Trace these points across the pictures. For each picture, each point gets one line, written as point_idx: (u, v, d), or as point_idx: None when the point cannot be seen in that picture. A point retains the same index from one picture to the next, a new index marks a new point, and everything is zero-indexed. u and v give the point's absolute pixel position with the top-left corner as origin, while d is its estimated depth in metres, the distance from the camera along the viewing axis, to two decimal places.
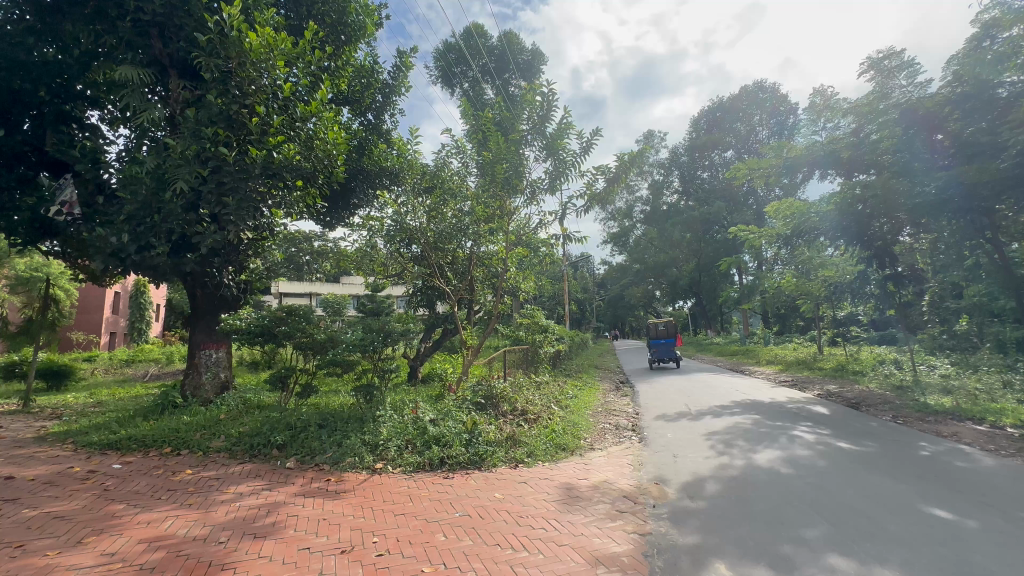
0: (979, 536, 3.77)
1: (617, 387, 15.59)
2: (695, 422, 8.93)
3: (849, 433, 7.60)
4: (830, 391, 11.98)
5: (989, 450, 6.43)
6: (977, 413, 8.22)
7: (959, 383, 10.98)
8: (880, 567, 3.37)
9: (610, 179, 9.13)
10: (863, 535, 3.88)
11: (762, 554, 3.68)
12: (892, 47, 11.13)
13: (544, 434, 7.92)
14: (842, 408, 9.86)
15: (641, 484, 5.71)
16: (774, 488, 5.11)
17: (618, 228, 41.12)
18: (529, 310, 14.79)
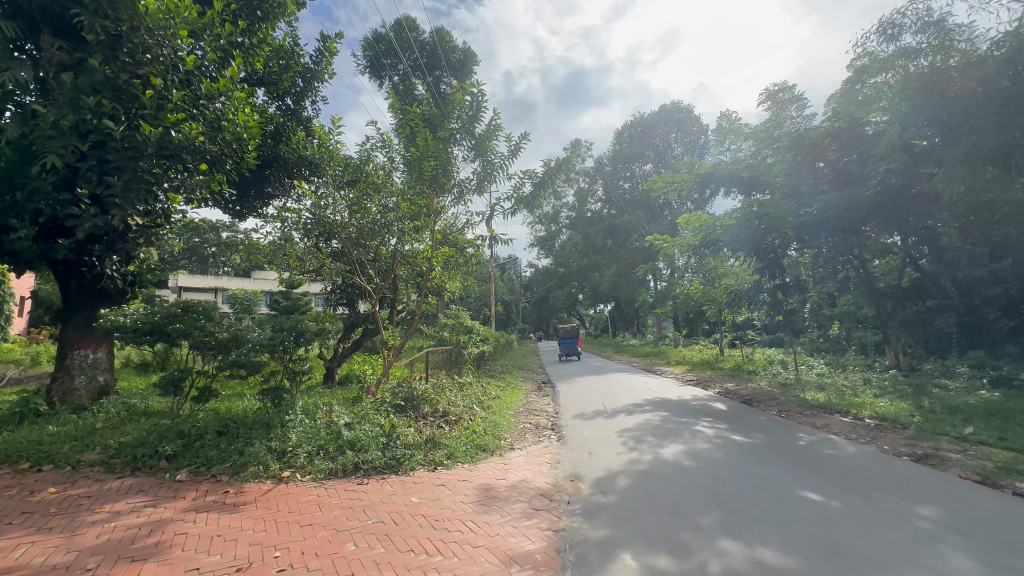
0: (841, 515, 4.31)
1: (539, 387, 15.94)
2: (610, 420, 9.36)
3: (742, 427, 8.39)
4: (728, 389, 13.18)
5: (852, 438, 7.39)
6: (844, 407, 9.47)
7: (832, 381, 12.54)
8: (762, 548, 3.73)
9: (538, 183, 9.31)
10: (749, 520, 4.28)
11: (664, 543, 3.94)
12: (786, 81, 12.46)
13: (464, 435, 7.87)
14: (737, 404, 10.88)
15: (557, 482, 5.87)
16: (677, 481, 5.47)
17: (545, 232, 42.19)
18: (454, 310, 14.68)
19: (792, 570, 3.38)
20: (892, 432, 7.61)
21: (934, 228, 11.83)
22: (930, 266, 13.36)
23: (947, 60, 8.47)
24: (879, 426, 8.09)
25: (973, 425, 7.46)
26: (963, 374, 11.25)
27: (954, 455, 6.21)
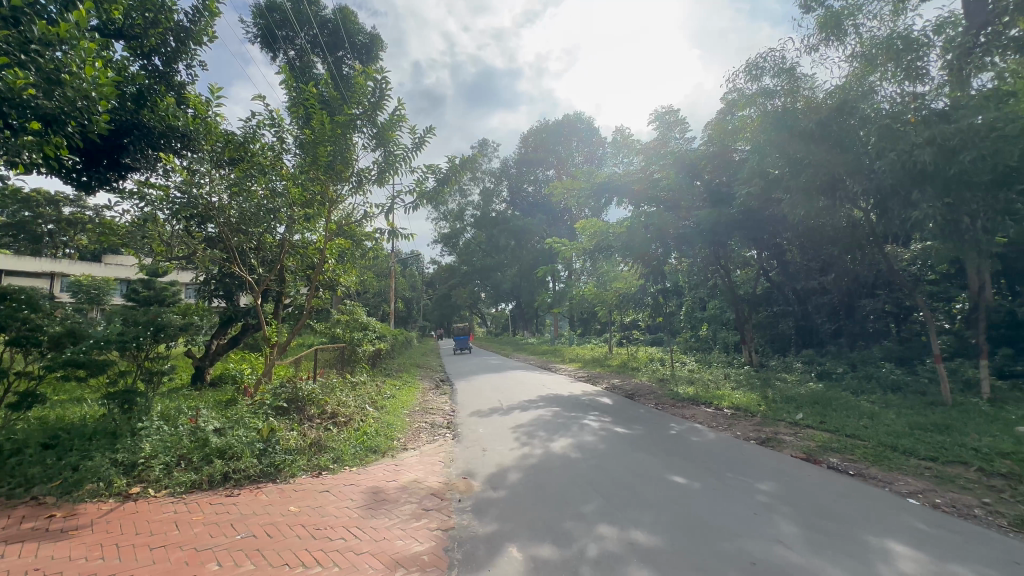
0: (700, 494, 4.88)
1: (437, 385, 15.81)
2: (505, 416, 9.57)
3: (624, 419, 9.11)
4: (614, 384, 14.23)
5: (713, 426, 8.41)
6: (708, 399, 10.74)
7: (700, 376, 14.15)
8: (634, 530, 4.07)
9: (441, 179, 9.16)
10: (625, 504, 4.64)
11: (548, 533, 4.11)
12: (672, 105, 13.68)
13: (354, 437, 7.49)
14: (621, 398, 11.78)
15: (449, 480, 5.85)
16: (564, 472, 5.76)
17: (450, 229, 41.89)
18: (350, 306, 13.91)
19: (658, 548, 3.73)
20: (743, 419, 8.79)
21: (782, 245, 13.90)
22: (778, 277, 15.67)
23: (795, 103, 10.02)
24: (734, 415, 9.30)
25: (803, 412, 8.89)
26: (798, 369, 13.40)
27: (787, 437, 7.35)
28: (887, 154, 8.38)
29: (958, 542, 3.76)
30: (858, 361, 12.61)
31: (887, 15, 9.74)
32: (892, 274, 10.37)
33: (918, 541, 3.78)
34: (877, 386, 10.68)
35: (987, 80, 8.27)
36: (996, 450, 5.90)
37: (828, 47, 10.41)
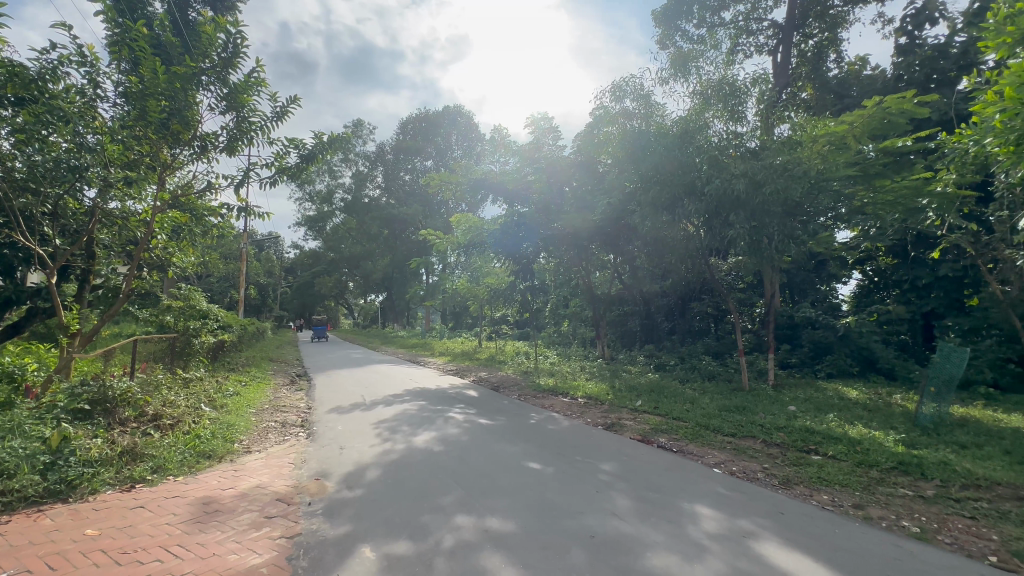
0: (552, 477, 5.25)
1: (292, 380, 14.48)
2: (367, 412, 9.16)
3: (488, 411, 9.39)
4: (482, 377, 14.59)
5: (568, 415, 9.13)
6: (565, 389, 11.62)
7: (559, 368, 15.26)
8: (490, 517, 4.21)
9: (305, 155, 8.34)
10: (483, 493, 4.78)
11: (405, 528, 4.04)
12: (547, 113, 14.37)
13: (183, 442, 6.48)
14: (486, 391, 12.12)
15: (299, 483, 5.39)
16: (426, 466, 5.71)
17: (316, 212, 38.68)
18: (186, 291, 11.96)
19: (511, 532, 3.91)
20: (594, 407, 9.71)
21: (633, 253, 15.61)
22: (628, 280, 17.59)
23: (649, 126, 11.27)
24: (587, 403, 10.21)
25: (642, 399, 10.14)
26: (640, 362, 15.24)
27: (628, 422, 8.31)
28: (714, 181, 9.93)
29: (744, 501, 4.65)
30: (686, 354, 14.82)
31: (720, 63, 11.58)
32: (713, 282, 12.39)
33: (718, 503, 4.56)
34: (698, 375, 12.67)
35: (784, 130, 10.33)
36: (775, 425, 7.41)
37: (677, 82, 11.95)
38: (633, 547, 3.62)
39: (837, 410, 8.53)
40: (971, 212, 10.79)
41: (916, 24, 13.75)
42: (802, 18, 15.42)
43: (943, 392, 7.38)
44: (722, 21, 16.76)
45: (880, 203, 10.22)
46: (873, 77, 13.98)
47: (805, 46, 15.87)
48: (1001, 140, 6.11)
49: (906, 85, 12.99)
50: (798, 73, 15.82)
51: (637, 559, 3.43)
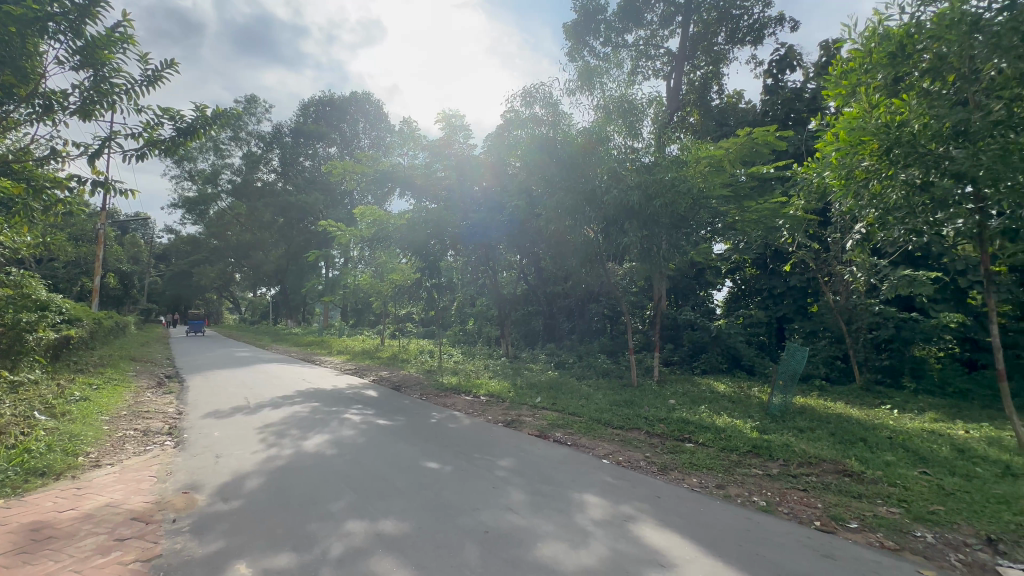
0: (450, 476, 5.23)
1: (160, 382, 12.77)
2: (250, 416, 8.38)
3: (387, 411, 9.11)
4: (382, 376, 14.11)
5: (469, 413, 9.16)
6: (468, 387, 11.68)
7: (464, 367, 15.27)
8: (383, 520, 4.08)
9: (183, 129, 7.37)
10: (377, 496, 4.62)
11: (288, 539, 3.77)
12: (458, 109, 14.32)
13: (4, 459, 5.37)
14: (387, 390, 11.74)
15: (162, 498, 4.76)
16: (316, 471, 5.38)
17: (197, 193, 34.58)
18: (20, 275, 10.06)
19: (404, 534, 3.83)
20: (495, 405, 9.87)
21: (538, 255, 16.16)
22: (533, 281, 18.17)
23: (556, 134, 11.71)
24: (488, 401, 10.36)
25: (541, 396, 10.52)
26: (541, 360, 15.81)
27: (527, 418, 8.58)
28: (613, 191, 10.67)
29: (628, 488, 5.04)
30: (584, 353, 15.67)
31: (622, 81, 12.38)
32: (610, 285, 13.26)
33: (604, 491, 4.89)
34: (593, 373, 13.48)
35: (674, 149, 11.34)
36: (657, 417, 8.14)
37: (583, 94, 12.58)
38: (525, 538, 3.75)
39: (708, 402, 9.60)
40: (815, 233, 12.81)
41: (780, 69, 15.97)
42: (691, 50, 17.17)
43: (788, 384, 8.70)
44: (625, 43, 18.01)
45: (746, 221, 11.92)
46: (745, 111, 15.94)
47: (694, 75, 17.60)
48: (835, 175, 7.39)
49: (770, 120, 15.02)
50: (687, 99, 17.54)
51: (528, 550, 3.56)
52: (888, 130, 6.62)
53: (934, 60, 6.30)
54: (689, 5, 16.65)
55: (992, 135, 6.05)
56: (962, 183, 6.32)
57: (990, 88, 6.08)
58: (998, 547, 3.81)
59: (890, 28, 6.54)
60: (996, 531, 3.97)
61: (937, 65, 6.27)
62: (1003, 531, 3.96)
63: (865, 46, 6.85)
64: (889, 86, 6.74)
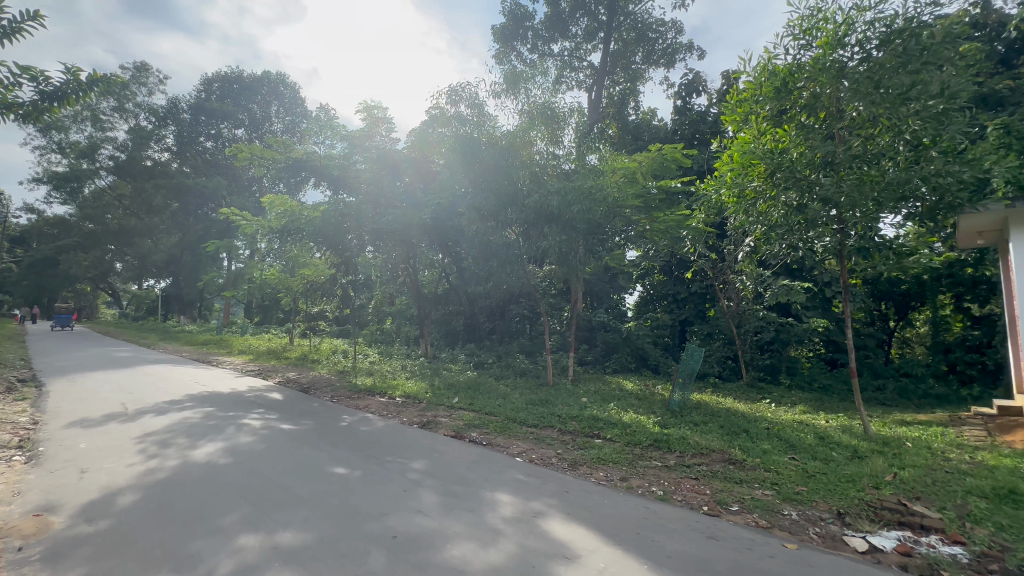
0: (358, 481, 5.02)
1: (10, 386, 10.87)
2: (127, 423, 7.42)
3: (293, 415, 8.53)
4: (289, 378, 13.23)
5: (383, 415, 8.86)
6: (383, 388, 11.31)
7: (379, 367, 14.75)
8: (282, 533, 3.81)
9: (50, 94, 6.35)
10: (276, 506, 4.31)
11: (166, 561, 3.38)
12: (380, 101, 13.89)
13: None
14: (293, 393, 11.00)
15: (4, 523, 4.05)
16: (206, 482, 4.90)
17: (68, 167, 30.04)
18: None
19: (304, 545, 3.61)
20: (411, 406, 9.67)
21: (460, 254, 16.09)
22: (455, 280, 18.09)
23: (480, 135, 11.63)
24: (404, 402, 10.11)
25: (459, 396, 10.49)
26: (461, 360, 15.78)
27: (443, 419, 8.49)
28: (533, 195, 10.98)
29: (539, 484, 5.18)
30: (503, 353, 15.86)
31: (546, 89, 12.68)
32: (529, 287, 13.56)
33: (515, 489, 4.99)
34: (511, 372, 13.71)
35: (594, 159, 11.83)
36: (569, 415, 8.48)
37: (508, 98, 12.71)
38: (434, 541, 3.71)
39: (617, 400, 10.17)
40: (714, 244, 14.09)
41: (688, 92, 17.36)
42: (610, 65, 18.08)
43: (687, 382, 9.46)
44: (551, 52, 18.54)
45: (655, 230, 12.79)
46: (658, 128, 17.11)
47: (613, 90, 18.41)
48: (730, 193, 8.24)
49: (679, 138, 16.27)
50: (607, 112, 18.46)
51: (436, 553, 3.52)
52: (772, 155, 7.48)
53: (810, 97, 7.18)
54: (611, 23, 17.56)
55: (851, 167, 7.08)
56: (828, 207, 7.31)
57: (851, 126, 7.10)
58: (845, 519, 4.46)
59: (776, 66, 7.37)
60: (843, 506, 4.63)
61: (812, 101, 7.16)
62: (849, 505, 4.64)
63: (757, 79, 7.63)
64: (774, 117, 7.54)
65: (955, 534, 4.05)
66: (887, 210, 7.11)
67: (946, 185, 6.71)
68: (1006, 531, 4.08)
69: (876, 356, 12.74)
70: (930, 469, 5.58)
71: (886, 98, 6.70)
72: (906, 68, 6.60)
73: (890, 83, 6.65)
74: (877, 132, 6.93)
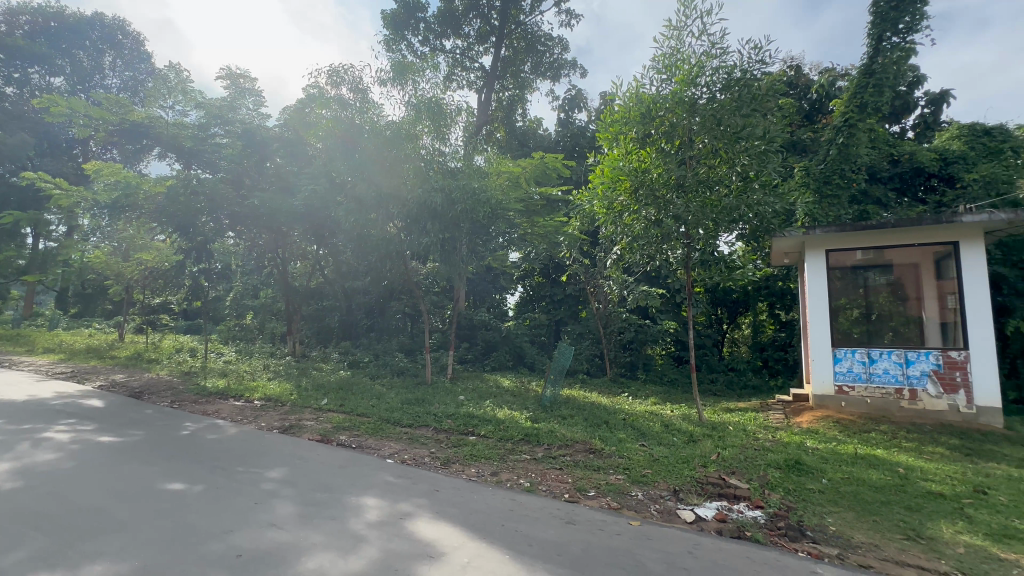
0: (199, 497, 4.42)
1: None
2: None
3: (117, 425, 7.18)
4: (115, 381, 11.12)
5: (237, 421, 7.91)
6: (239, 391, 10.10)
7: (237, 368, 13.16)
8: (91, 566, 3.20)
9: None
10: (85, 536, 3.60)
11: None
12: (246, 70, 12.67)
13: None
14: (120, 399, 9.28)
15: None
16: None
17: None
18: None
19: None
20: (272, 410, 8.80)
21: (337, 247, 15.05)
22: (330, 274, 16.91)
23: (362, 123, 11.01)
24: (263, 406, 9.15)
25: (328, 397, 9.80)
26: (334, 359, 14.81)
27: (309, 423, 7.87)
28: (416, 190, 10.78)
29: (408, 485, 5.08)
30: (381, 351, 15.24)
31: (436, 84, 12.44)
32: (411, 284, 13.23)
33: (383, 491, 4.83)
34: (388, 372, 13.25)
35: (481, 160, 11.87)
36: (445, 413, 8.46)
37: (395, 88, 12.26)
38: (288, 554, 3.43)
39: (493, 397, 10.42)
40: (587, 250, 15.23)
41: (571, 107, 18.53)
42: (500, 71, 18.48)
43: (558, 378, 10.06)
44: (443, 48, 18.38)
45: (535, 233, 13.41)
46: (542, 137, 17.98)
47: (502, 95, 18.85)
48: (600, 204, 9.02)
49: (561, 149, 17.31)
50: (496, 116, 18.86)
51: (288, 568, 3.25)
52: (637, 174, 8.36)
53: (668, 126, 8.15)
54: (502, 29, 17.98)
55: (697, 191, 8.19)
56: (679, 224, 8.40)
57: (699, 155, 8.15)
58: (679, 495, 5.14)
59: (643, 94, 8.24)
60: (679, 484, 5.34)
61: (670, 130, 8.13)
62: (683, 483, 5.36)
63: (627, 104, 8.44)
64: (639, 139, 8.41)
65: (757, 500, 4.90)
66: (722, 230, 8.38)
67: (764, 213, 8.10)
68: (790, 495, 5.07)
69: (712, 352, 14.92)
70: (744, 448, 6.69)
71: (724, 135, 7.89)
72: (739, 111, 7.80)
73: (728, 122, 7.83)
74: (717, 163, 8.07)
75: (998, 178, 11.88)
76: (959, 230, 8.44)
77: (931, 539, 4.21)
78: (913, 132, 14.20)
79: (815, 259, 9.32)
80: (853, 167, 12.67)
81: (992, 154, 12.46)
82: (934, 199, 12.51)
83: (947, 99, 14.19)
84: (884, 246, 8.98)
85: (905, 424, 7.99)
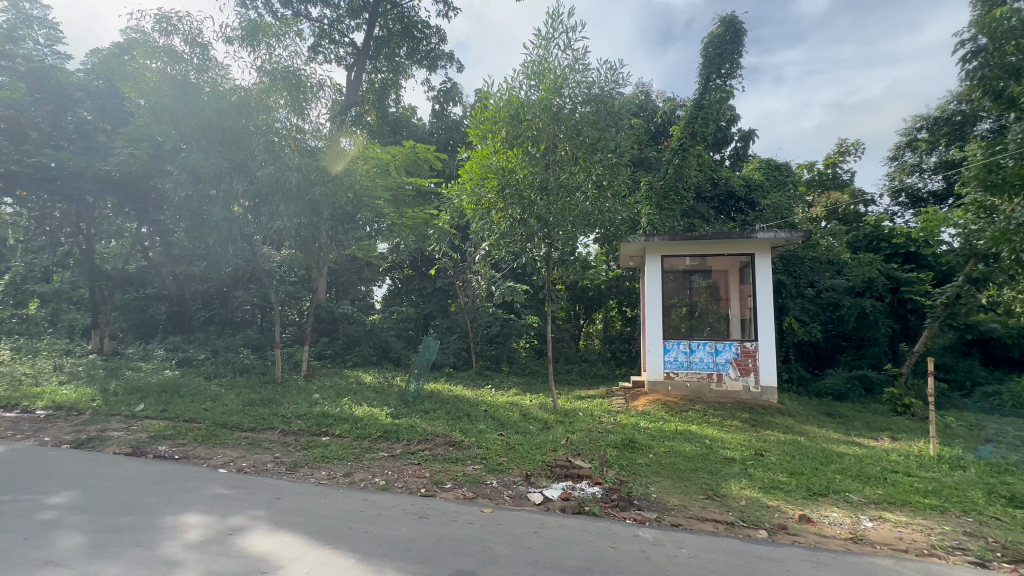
0: None
1: None
2: None
3: None
4: None
5: (6, 437, 6.22)
6: (14, 399, 7.98)
7: (11, 370, 10.36)
8: None
9: None
10: None
11: None
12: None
13: None
14: None
15: None
16: None
17: None
18: None
19: None
20: (62, 421, 7.12)
21: (165, 225, 12.79)
22: (156, 257, 14.32)
23: (201, 83, 9.51)
24: (50, 416, 7.36)
25: (146, 402, 8.26)
26: (157, 356, 12.55)
27: (116, 434, 6.55)
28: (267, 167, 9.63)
29: (243, 496, 4.54)
30: (221, 347, 13.36)
31: (297, 53, 11.28)
32: (261, 272, 11.86)
33: (210, 506, 4.24)
34: (229, 370, 11.69)
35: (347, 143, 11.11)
36: (296, 414, 7.75)
37: (245, 49, 10.80)
38: None
39: (352, 394, 9.86)
40: (458, 245, 15.36)
41: (446, 99, 18.38)
42: (373, 51, 17.52)
43: (422, 372, 9.91)
44: (309, 14, 16.76)
45: (404, 224, 13.05)
46: (415, 126, 17.53)
47: (375, 76, 17.92)
48: (469, 200, 9.15)
49: (435, 141, 17.19)
50: (367, 97, 17.84)
51: None
52: (505, 173, 8.66)
53: (535, 131, 8.58)
54: (376, 6, 17.00)
55: (559, 194, 8.77)
56: (542, 224, 8.93)
57: (561, 161, 8.74)
58: (530, 479, 5.46)
59: (513, 96, 8.51)
60: (530, 469, 5.66)
61: (536, 134, 8.55)
62: (534, 467, 5.71)
63: (497, 104, 8.64)
64: (508, 139, 8.68)
65: (596, 477, 5.43)
66: (579, 232, 9.10)
67: (614, 219, 9.02)
68: (623, 470, 5.74)
69: (568, 345, 16.16)
70: (589, 431, 7.39)
71: (584, 144, 8.58)
72: (597, 124, 8.52)
73: (587, 133, 8.51)
74: (576, 170, 8.73)
75: (782, 206, 14.98)
76: (756, 244, 10.31)
77: (724, 496, 5.14)
78: (729, 162, 17.08)
79: (652, 263, 10.68)
80: (685, 186, 14.80)
81: (779, 185, 15.56)
82: (741, 218, 15.19)
83: (753, 137, 17.35)
84: (704, 255, 10.62)
85: (713, 403, 9.60)
